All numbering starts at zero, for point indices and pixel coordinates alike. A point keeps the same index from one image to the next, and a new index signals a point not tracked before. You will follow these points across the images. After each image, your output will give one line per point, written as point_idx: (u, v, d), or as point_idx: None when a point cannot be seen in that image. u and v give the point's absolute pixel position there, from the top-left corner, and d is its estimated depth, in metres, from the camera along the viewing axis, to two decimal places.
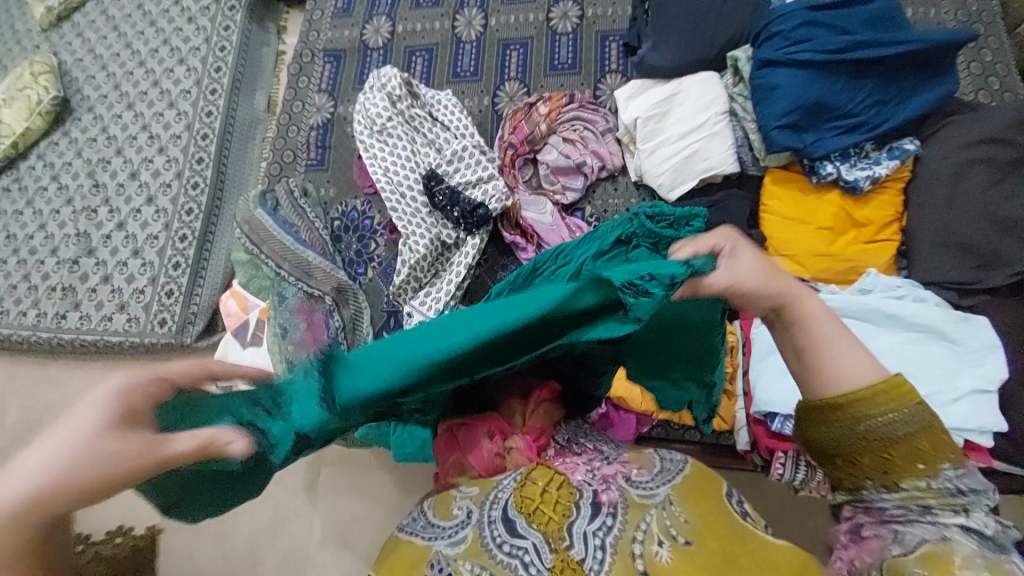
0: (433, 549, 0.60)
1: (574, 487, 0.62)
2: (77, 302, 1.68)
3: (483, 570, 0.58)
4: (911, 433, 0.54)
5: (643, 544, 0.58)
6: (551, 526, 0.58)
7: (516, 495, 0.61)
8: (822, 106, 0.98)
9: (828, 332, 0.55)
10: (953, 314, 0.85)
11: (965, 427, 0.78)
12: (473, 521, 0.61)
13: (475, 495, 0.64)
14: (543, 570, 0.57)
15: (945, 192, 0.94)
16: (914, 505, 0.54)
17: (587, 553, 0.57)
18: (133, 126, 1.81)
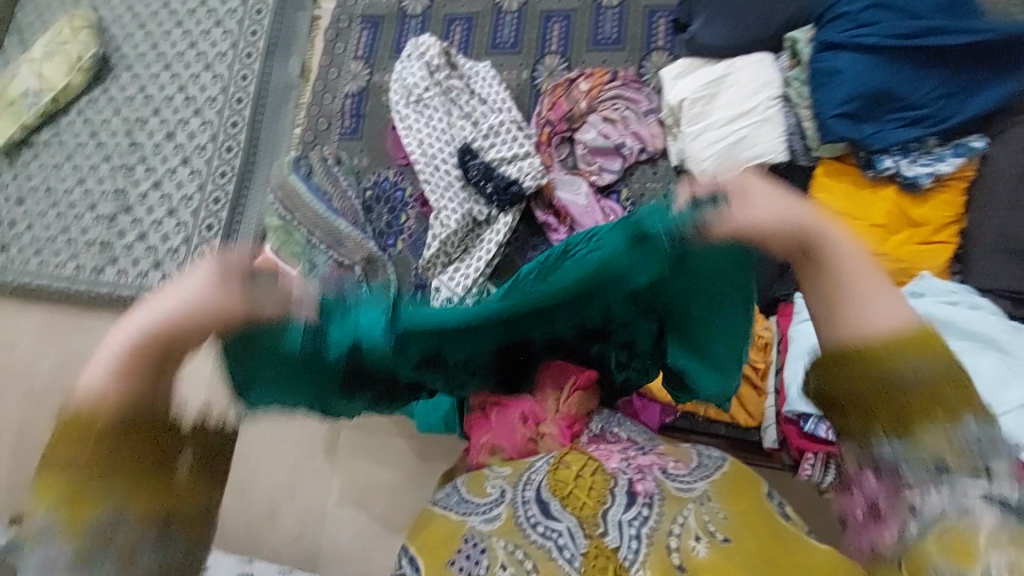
0: (468, 525, 0.64)
1: (609, 475, 0.64)
2: (114, 258, 1.73)
3: (518, 549, 0.61)
4: (927, 379, 0.41)
5: (680, 538, 0.60)
6: (585, 511, 0.62)
7: (550, 479, 0.65)
8: (884, 96, 0.92)
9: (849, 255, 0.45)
10: (1008, 324, 0.81)
11: (1010, 441, 0.75)
12: (507, 500, 0.65)
13: (509, 475, 0.67)
14: (576, 555, 0.60)
15: (1011, 194, 0.89)
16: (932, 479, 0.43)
17: (621, 542, 0.60)
18: (169, 86, 1.82)
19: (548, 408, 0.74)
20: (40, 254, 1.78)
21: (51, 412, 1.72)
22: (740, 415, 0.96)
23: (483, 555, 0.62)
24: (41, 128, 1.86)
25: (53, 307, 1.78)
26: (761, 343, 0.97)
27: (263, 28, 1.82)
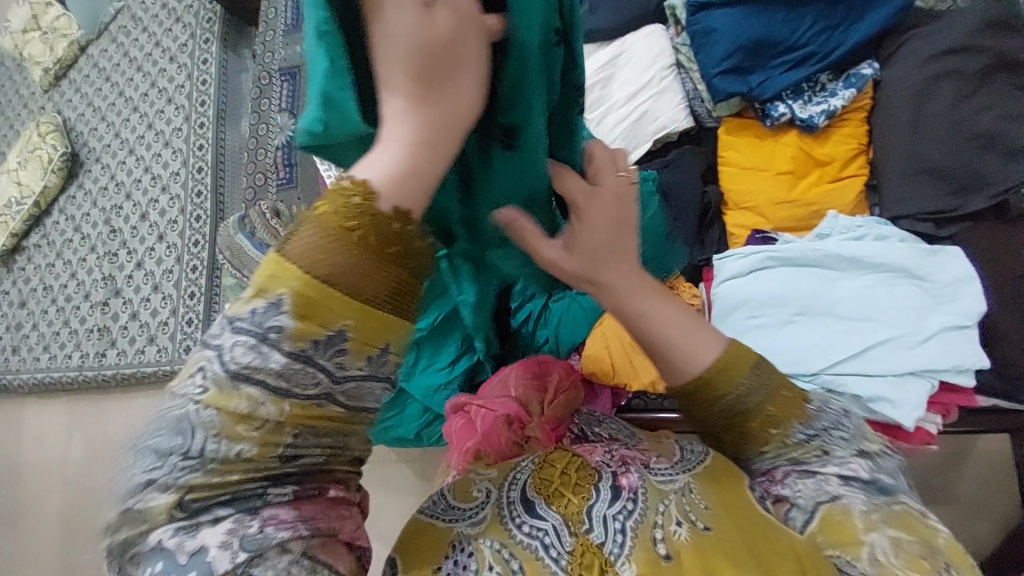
0: (454, 529, 0.50)
1: (593, 470, 0.53)
2: (114, 340, 1.84)
3: (503, 549, 0.48)
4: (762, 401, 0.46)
5: (662, 526, 0.48)
6: (570, 507, 0.50)
7: (535, 477, 0.53)
8: (764, 44, 0.90)
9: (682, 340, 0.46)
10: (921, 249, 0.79)
11: (934, 367, 0.74)
12: (492, 501, 0.52)
13: (495, 476, 0.55)
14: (563, 554, 0.48)
15: (909, 115, 0.87)
16: (782, 458, 0.48)
17: (606, 537, 0.48)
18: (135, 169, 1.93)
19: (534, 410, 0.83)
20: (49, 348, 1.91)
21: (86, 491, 1.85)
22: None
23: (470, 562, 0.48)
24: (30, 232, 2.00)
25: (73, 396, 1.92)
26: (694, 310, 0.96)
27: (209, 96, 1.89)
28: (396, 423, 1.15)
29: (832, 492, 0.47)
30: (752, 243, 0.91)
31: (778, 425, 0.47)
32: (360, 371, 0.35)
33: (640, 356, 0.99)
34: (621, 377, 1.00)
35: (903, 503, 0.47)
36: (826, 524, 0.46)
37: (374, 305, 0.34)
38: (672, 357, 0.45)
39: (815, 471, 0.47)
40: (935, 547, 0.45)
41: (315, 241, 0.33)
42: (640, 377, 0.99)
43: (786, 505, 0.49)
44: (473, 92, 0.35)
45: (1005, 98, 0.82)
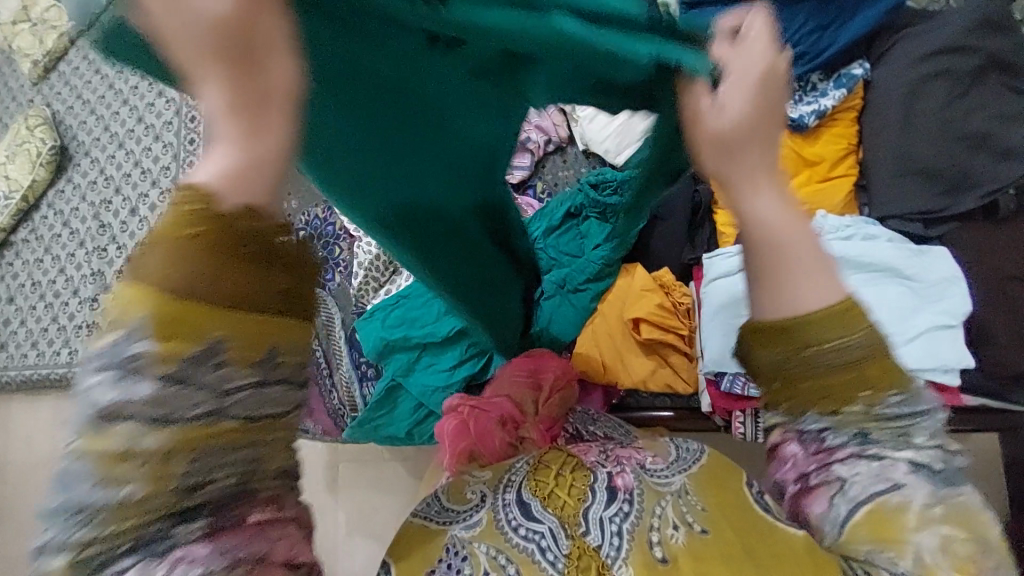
0: (448, 533, 0.52)
1: (588, 470, 0.55)
2: None
3: (499, 554, 0.50)
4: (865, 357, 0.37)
5: (659, 530, 0.50)
6: (566, 509, 0.51)
7: (530, 478, 0.55)
8: None
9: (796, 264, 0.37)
10: (908, 249, 0.79)
11: (921, 367, 0.74)
12: (488, 505, 0.53)
13: (489, 480, 0.57)
14: (559, 557, 0.49)
15: (900, 114, 0.87)
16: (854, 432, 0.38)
17: (603, 540, 0.49)
18: (126, 164, 1.91)
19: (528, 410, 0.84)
20: (36, 346, 1.88)
21: None
22: (678, 383, 0.98)
23: (465, 565, 0.49)
24: (17, 227, 1.97)
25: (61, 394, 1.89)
26: (683, 309, 0.99)
27: None
28: (386, 422, 1.13)
29: (894, 479, 0.38)
30: (743, 242, 0.92)
31: (872, 389, 0.38)
32: (249, 381, 0.29)
33: (632, 355, 0.99)
34: (613, 376, 0.99)
35: (964, 496, 0.38)
36: (872, 519, 0.39)
37: (252, 308, 0.29)
38: (782, 277, 0.37)
39: (883, 452, 0.38)
40: (989, 546, 0.37)
41: (158, 260, 0.27)
42: (633, 377, 0.98)
43: (832, 489, 0.40)
44: (292, 71, 0.28)
45: (995, 98, 0.83)
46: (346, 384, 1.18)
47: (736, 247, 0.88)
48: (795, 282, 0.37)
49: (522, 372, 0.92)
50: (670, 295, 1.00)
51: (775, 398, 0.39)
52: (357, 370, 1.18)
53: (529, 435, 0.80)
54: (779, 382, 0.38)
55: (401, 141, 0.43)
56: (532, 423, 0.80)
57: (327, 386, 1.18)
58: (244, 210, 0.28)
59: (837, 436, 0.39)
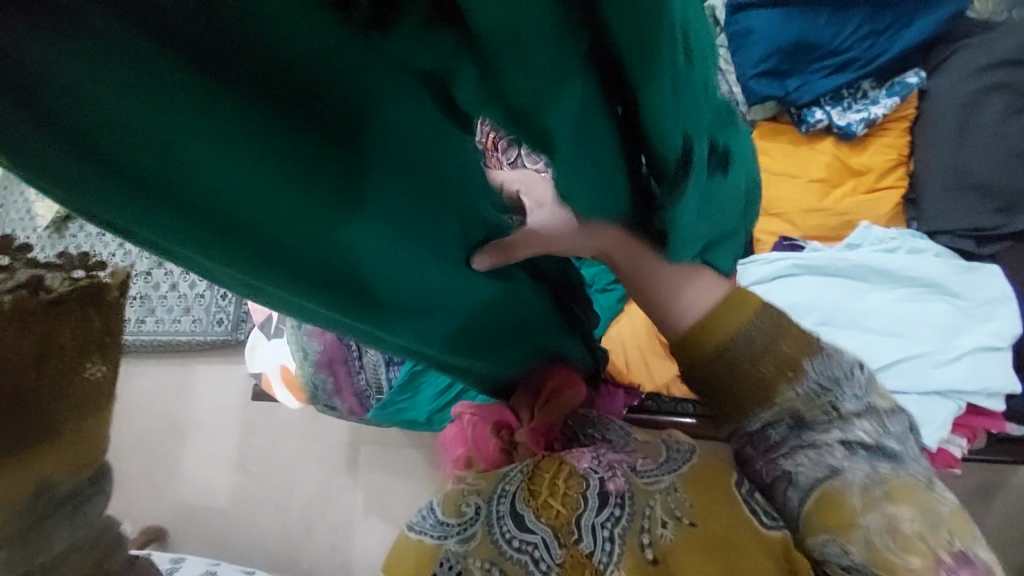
0: (441, 548, 0.50)
1: (580, 477, 0.52)
2: None
3: (493, 566, 0.50)
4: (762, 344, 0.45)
5: (649, 531, 0.50)
6: (559, 520, 0.50)
7: (524, 488, 0.52)
8: (805, 46, 0.88)
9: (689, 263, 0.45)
10: (956, 266, 0.77)
11: (962, 389, 0.71)
12: (482, 518, 0.51)
13: (482, 487, 0.53)
14: (552, 567, 0.49)
15: (954, 128, 0.83)
16: (781, 422, 0.45)
17: (595, 545, 0.50)
18: None
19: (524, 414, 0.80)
20: None
21: None
22: None
23: None
24: None
25: None
26: None
27: None
28: (411, 405, 1.18)
29: (834, 463, 0.43)
30: (780, 250, 0.89)
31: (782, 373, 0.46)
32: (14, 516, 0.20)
33: (656, 359, 1.01)
34: (635, 377, 1.01)
35: (908, 472, 0.43)
36: (828, 506, 0.43)
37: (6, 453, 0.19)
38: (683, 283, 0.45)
39: (821, 439, 0.44)
40: (939, 520, 0.42)
41: None
42: (655, 379, 1.00)
43: (786, 483, 0.45)
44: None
45: None
46: (374, 366, 1.20)
47: (773, 253, 0.86)
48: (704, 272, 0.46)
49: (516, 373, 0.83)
50: None
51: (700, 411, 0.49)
52: (385, 353, 1.18)
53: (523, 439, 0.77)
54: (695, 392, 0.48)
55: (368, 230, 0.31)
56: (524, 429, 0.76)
57: (356, 366, 1.19)
58: None
59: (776, 431, 0.45)
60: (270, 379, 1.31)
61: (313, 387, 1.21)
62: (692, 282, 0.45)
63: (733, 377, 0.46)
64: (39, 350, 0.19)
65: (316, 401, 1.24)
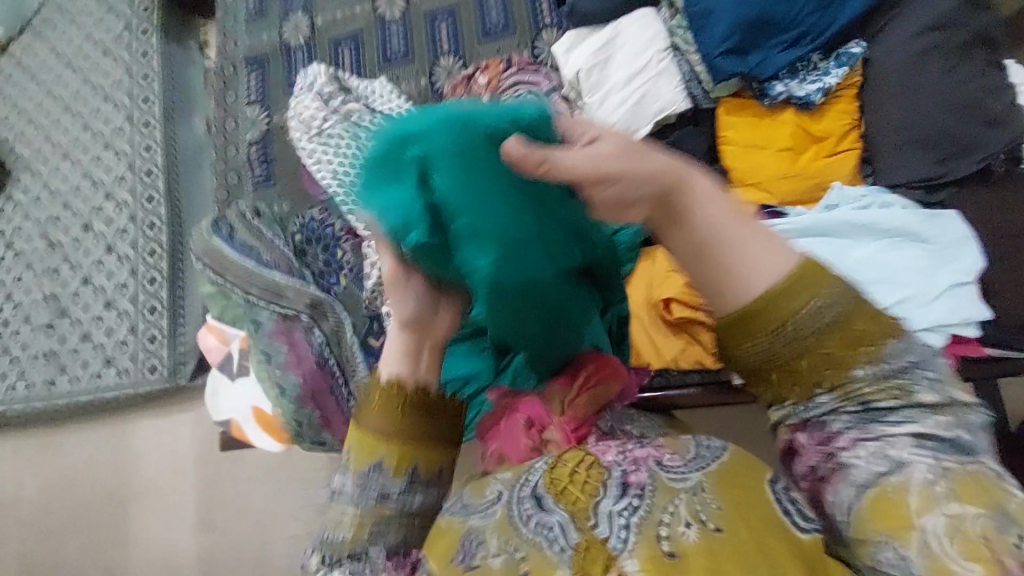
0: (467, 525, 0.59)
1: (603, 468, 0.58)
2: (64, 364, 1.66)
3: (512, 544, 0.56)
4: (843, 312, 0.50)
5: (669, 526, 0.53)
6: (578, 504, 0.56)
7: (546, 476, 0.60)
8: (764, 21, 0.93)
9: (749, 245, 0.50)
10: (923, 214, 0.84)
11: (946, 323, 0.79)
12: (503, 501, 0.59)
13: (509, 477, 0.62)
14: (567, 547, 0.54)
15: (899, 89, 0.92)
16: (852, 403, 0.50)
17: (611, 533, 0.54)
18: (73, 177, 1.76)
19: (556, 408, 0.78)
20: None
21: (42, 536, 1.65)
22: (707, 359, 1.01)
23: (480, 552, 0.56)
24: None
25: (20, 434, 1.71)
26: None
27: (155, 91, 1.76)
28: None
29: (894, 457, 0.49)
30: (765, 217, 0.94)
31: (862, 344, 0.50)
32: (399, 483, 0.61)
33: (661, 336, 1.02)
34: (647, 357, 1.03)
35: (979, 467, 0.48)
36: (880, 503, 0.49)
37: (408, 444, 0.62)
38: (743, 264, 0.50)
39: (887, 432, 0.49)
40: (1006, 514, 0.46)
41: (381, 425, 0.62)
42: (663, 356, 1.02)
43: (841, 478, 0.51)
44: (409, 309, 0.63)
45: (979, 71, 0.90)
46: None
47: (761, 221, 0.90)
48: (765, 263, 0.51)
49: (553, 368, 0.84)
50: None
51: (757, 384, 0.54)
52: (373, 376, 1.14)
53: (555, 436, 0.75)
54: (755, 371, 0.53)
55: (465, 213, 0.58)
56: (557, 423, 0.75)
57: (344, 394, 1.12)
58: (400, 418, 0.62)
59: (840, 420, 0.51)
60: (242, 425, 1.18)
61: (296, 424, 1.11)
62: (762, 255, 0.50)
63: (792, 348, 0.51)
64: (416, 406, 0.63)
65: (301, 440, 1.14)
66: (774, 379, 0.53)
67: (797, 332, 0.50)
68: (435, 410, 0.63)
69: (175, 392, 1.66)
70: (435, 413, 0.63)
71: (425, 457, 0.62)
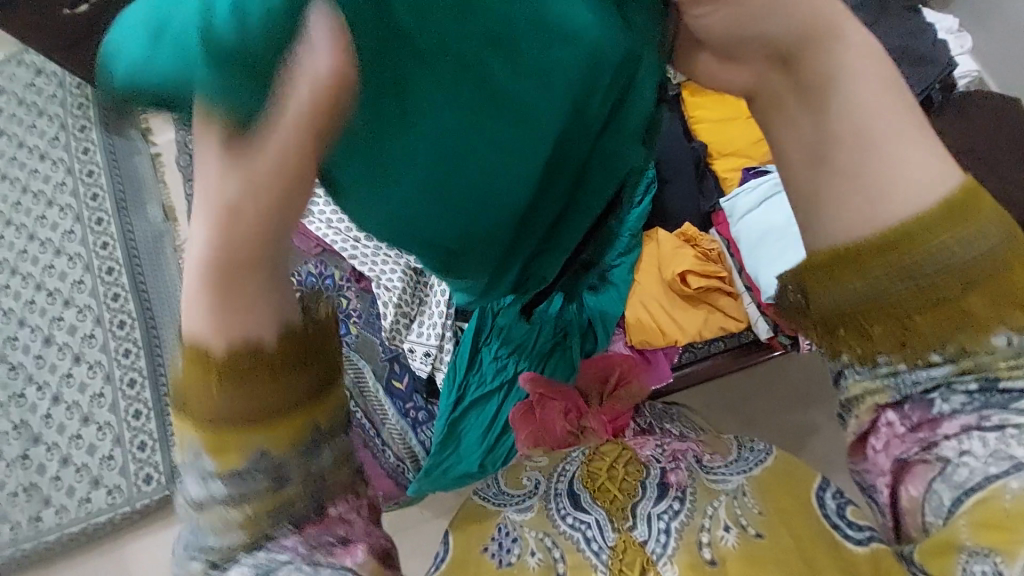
0: (502, 513, 0.79)
1: (643, 466, 0.78)
2: (47, 498, 1.50)
3: (545, 537, 0.75)
4: (986, 257, 0.40)
5: (708, 533, 0.70)
6: (614, 504, 0.75)
7: (582, 470, 0.80)
8: None
9: (879, 161, 0.41)
10: None
11: None
12: (541, 492, 0.79)
13: (544, 465, 0.82)
14: (604, 546, 0.72)
15: None
16: (976, 376, 0.41)
17: (650, 536, 0.72)
18: (25, 291, 1.63)
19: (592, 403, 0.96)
20: None
21: None
22: (728, 323, 1.04)
23: (515, 541, 0.76)
24: None
25: None
26: (714, 254, 1.05)
27: (104, 187, 1.69)
28: (456, 460, 1.08)
29: (1019, 456, 0.39)
30: (750, 178, 1.03)
31: (1019, 303, 0.40)
32: (302, 453, 0.39)
33: (682, 311, 1.05)
34: (671, 335, 1.04)
35: None
36: (984, 509, 0.39)
37: (285, 411, 0.38)
38: (872, 182, 0.41)
39: (1012, 422, 0.40)
40: None
41: (220, 402, 0.37)
42: (688, 330, 1.04)
43: (932, 471, 0.42)
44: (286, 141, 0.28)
45: (897, 21, 1.04)
46: (400, 437, 1.09)
47: (747, 185, 1.01)
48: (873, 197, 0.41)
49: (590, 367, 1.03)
50: (699, 246, 1.06)
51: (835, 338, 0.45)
52: (407, 417, 1.10)
53: (591, 424, 0.92)
54: (842, 321, 0.44)
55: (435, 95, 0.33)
56: (592, 415, 0.92)
57: (379, 446, 1.08)
58: (252, 352, 0.36)
59: (950, 403, 0.41)
60: None
61: None
62: (902, 163, 0.41)
63: (903, 300, 0.41)
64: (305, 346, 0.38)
65: None
66: (872, 331, 0.43)
67: (912, 276, 0.40)
68: (287, 365, 0.37)
69: (174, 499, 1.51)
70: (289, 370, 0.37)
71: (316, 417, 0.39)
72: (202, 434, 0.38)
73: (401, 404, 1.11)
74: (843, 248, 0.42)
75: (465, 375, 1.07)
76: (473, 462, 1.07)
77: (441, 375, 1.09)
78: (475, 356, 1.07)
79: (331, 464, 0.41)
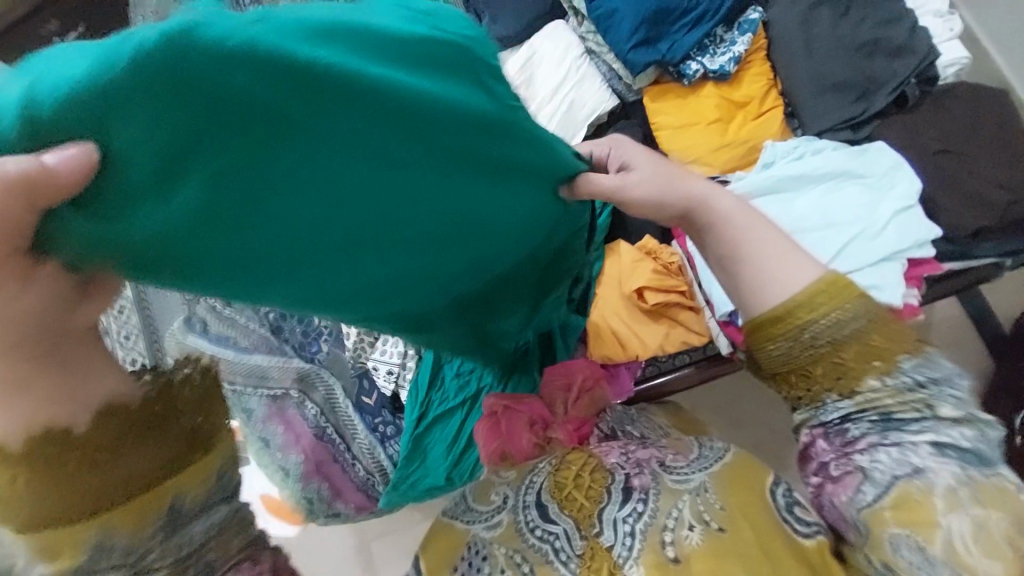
0: (471, 531, 0.74)
1: (607, 471, 0.74)
2: None
3: (516, 554, 0.70)
4: (858, 326, 0.50)
5: (673, 531, 0.67)
6: (581, 513, 0.71)
7: (550, 480, 0.75)
8: (663, 11, 0.99)
9: (747, 243, 0.54)
10: (852, 152, 0.88)
11: (902, 247, 0.81)
12: (509, 506, 0.74)
13: (512, 480, 0.78)
14: (572, 555, 0.69)
15: (802, 42, 0.97)
16: (874, 412, 0.51)
17: (616, 539, 0.68)
18: None
19: (557, 413, 0.92)
20: None
21: None
22: (690, 337, 1.02)
23: (485, 559, 0.71)
24: None
25: None
26: (674, 266, 1.04)
27: None
28: (423, 474, 1.10)
29: (915, 462, 0.49)
30: None
31: (886, 357, 0.50)
32: (155, 539, 0.41)
33: (642, 326, 1.03)
34: (633, 351, 1.02)
35: (998, 476, 0.48)
36: (902, 501, 0.48)
37: (121, 500, 0.40)
38: (749, 261, 0.53)
39: (904, 437, 0.49)
40: None
41: (43, 501, 0.38)
42: (648, 345, 1.02)
43: (858, 477, 0.51)
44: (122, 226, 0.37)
45: (872, 9, 0.96)
46: (368, 452, 1.11)
47: None
48: (758, 275, 0.53)
49: (555, 376, 0.98)
50: (658, 258, 1.04)
51: (788, 389, 0.54)
52: (375, 433, 1.12)
53: (557, 434, 0.89)
54: (782, 375, 0.53)
55: (321, 161, 0.41)
56: (557, 425, 0.90)
57: (348, 460, 1.11)
58: (92, 435, 0.40)
59: (859, 426, 0.51)
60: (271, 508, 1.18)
61: (308, 500, 1.10)
62: (772, 253, 0.53)
63: (815, 358, 0.51)
64: (147, 421, 0.41)
65: (315, 516, 1.14)
66: (797, 382, 0.52)
67: (812, 339, 0.50)
68: (142, 425, 0.41)
69: None
70: (146, 431, 0.41)
71: (183, 486, 0.42)
72: (40, 536, 0.39)
73: (370, 420, 1.12)
74: (762, 318, 0.51)
75: (430, 393, 1.08)
76: (439, 475, 1.09)
77: (405, 392, 1.11)
78: (436, 375, 1.09)
79: (203, 538, 0.43)
